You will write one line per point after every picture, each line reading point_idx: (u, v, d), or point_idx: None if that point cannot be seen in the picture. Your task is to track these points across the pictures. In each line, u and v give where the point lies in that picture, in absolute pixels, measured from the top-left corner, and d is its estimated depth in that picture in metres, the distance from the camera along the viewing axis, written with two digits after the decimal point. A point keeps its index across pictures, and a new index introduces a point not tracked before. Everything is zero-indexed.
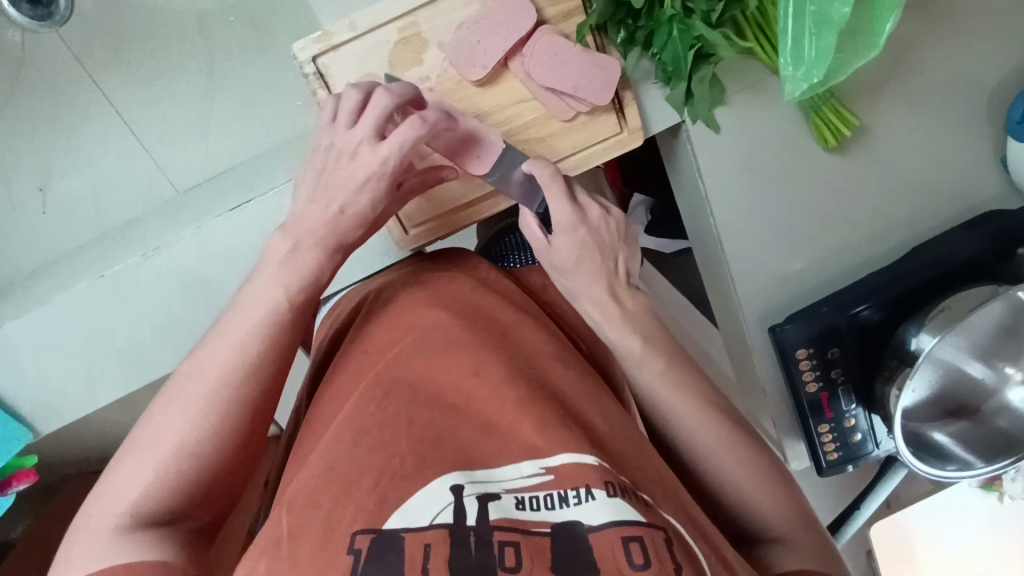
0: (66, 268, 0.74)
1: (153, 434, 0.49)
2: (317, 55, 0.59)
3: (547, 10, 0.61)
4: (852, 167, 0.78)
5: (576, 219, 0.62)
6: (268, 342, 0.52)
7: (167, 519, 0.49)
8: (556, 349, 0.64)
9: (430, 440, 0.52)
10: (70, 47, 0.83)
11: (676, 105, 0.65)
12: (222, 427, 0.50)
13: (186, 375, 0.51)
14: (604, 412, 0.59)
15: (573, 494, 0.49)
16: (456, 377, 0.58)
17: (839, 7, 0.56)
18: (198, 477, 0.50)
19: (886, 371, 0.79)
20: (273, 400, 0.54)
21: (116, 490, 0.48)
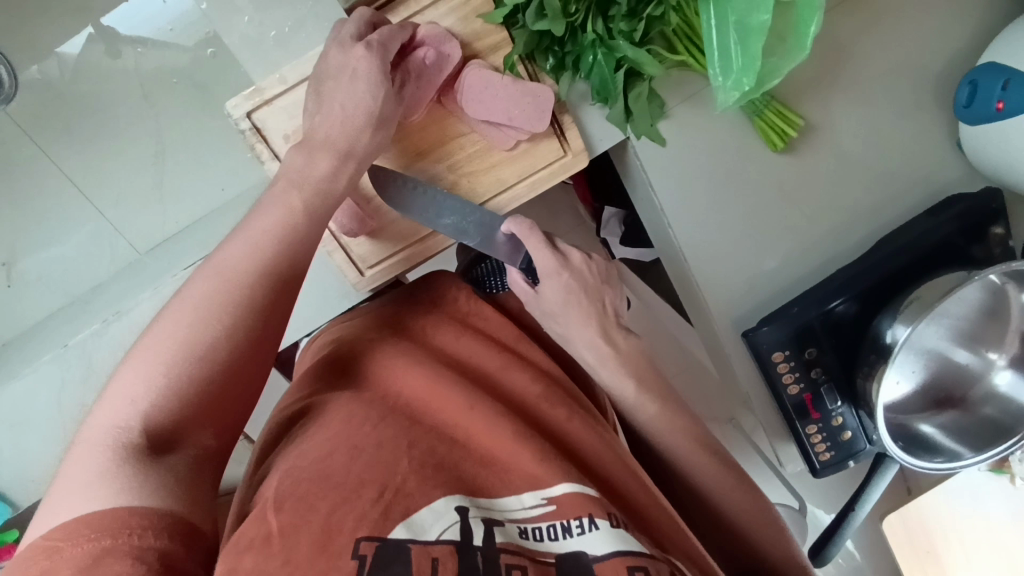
0: (35, 342, 0.74)
1: (158, 338, 0.44)
2: (251, 111, 0.60)
3: (476, 44, 0.61)
4: (809, 164, 0.77)
5: (559, 265, 0.61)
6: (282, 251, 0.50)
7: (174, 433, 0.42)
8: (543, 391, 0.62)
9: (431, 463, 0.52)
10: (20, 123, 0.84)
11: (618, 123, 0.66)
12: (235, 330, 0.46)
13: (199, 278, 0.48)
14: (603, 446, 0.59)
15: (576, 523, 0.50)
16: (451, 414, 0.58)
17: (759, 15, 0.55)
18: (210, 386, 0.44)
19: (866, 366, 0.77)
20: (280, 324, 0.50)
21: (109, 405, 0.42)
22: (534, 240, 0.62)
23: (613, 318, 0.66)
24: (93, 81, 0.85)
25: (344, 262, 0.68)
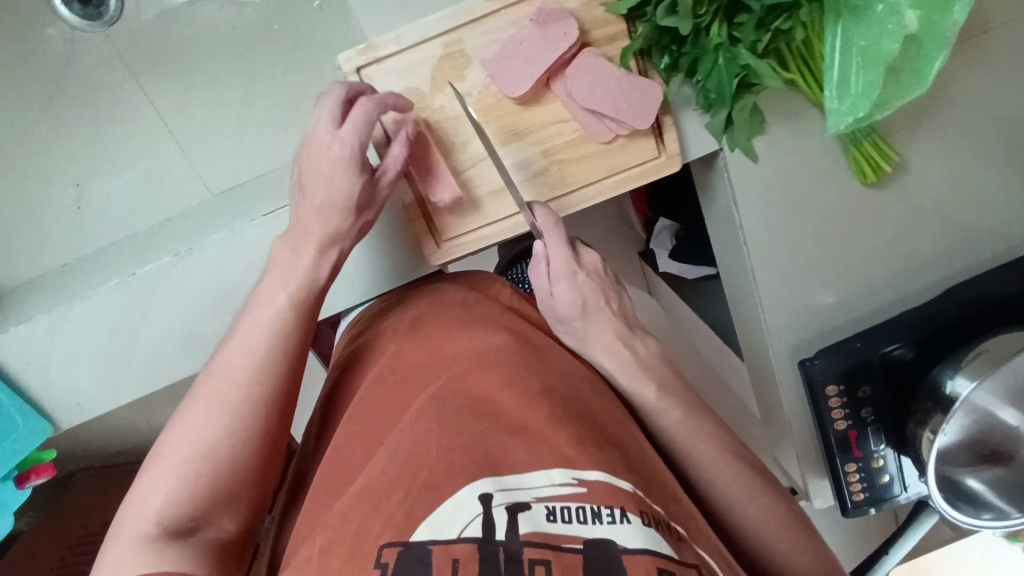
0: (98, 267, 0.74)
1: (174, 442, 0.54)
2: (361, 67, 0.60)
3: (593, 32, 0.61)
4: (892, 204, 0.76)
5: (571, 264, 0.63)
6: (276, 347, 0.57)
7: (190, 525, 0.52)
8: (587, 374, 0.64)
9: (460, 445, 0.51)
10: (119, 49, 0.82)
11: (716, 132, 0.65)
12: (239, 426, 0.55)
13: (203, 382, 0.56)
14: (634, 440, 0.58)
15: (606, 512, 0.46)
16: (489, 389, 0.58)
17: (888, 44, 0.55)
18: (220, 479, 0.53)
19: (919, 412, 0.76)
20: (282, 408, 0.58)
21: (143, 499, 0.52)
22: (554, 239, 0.63)
23: (627, 322, 0.68)
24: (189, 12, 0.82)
25: (424, 231, 0.66)
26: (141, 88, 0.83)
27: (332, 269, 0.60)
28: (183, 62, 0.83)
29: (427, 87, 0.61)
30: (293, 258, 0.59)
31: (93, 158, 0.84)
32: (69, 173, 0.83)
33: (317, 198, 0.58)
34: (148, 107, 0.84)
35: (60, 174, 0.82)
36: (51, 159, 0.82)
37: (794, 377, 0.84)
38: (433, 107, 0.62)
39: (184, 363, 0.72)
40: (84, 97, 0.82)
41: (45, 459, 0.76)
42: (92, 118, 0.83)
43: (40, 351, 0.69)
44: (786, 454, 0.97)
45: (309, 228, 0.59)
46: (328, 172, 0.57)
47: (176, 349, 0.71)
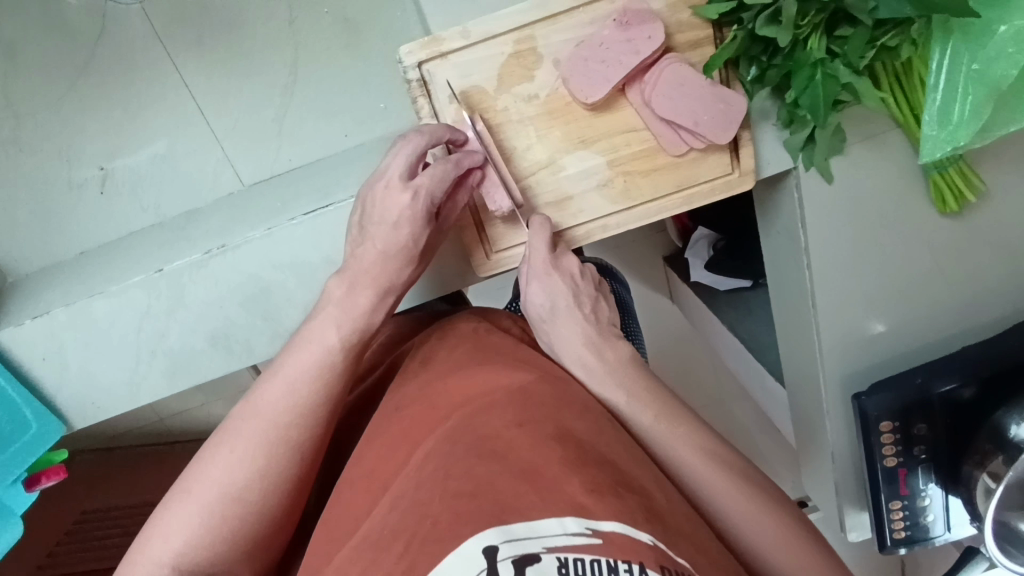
0: (123, 258, 0.69)
1: (200, 479, 0.51)
2: (423, 61, 0.55)
3: (676, 36, 0.56)
4: (966, 236, 0.71)
5: (548, 264, 0.60)
6: (320, 387, 0.54)
7: (206, 571, 0.49)
8: (605, 412, 0.57)
9: (463, 493, 0.46)
10: (154, 25, 0.75)
11: (793, 150, 0.61)
12: (271, 471, 0.51)
13: (240, 415, 0.53)
14: (661, 484, 0.51)
15: (624, 567, 0.41)
16: (498, 428, 0.52)
17: (1004, 67, 0.51)
18: (244, 527, 0.50)
19: (976, 454, 0.73)
20: (315, 448, 0.54)
21: (163, 537, 0.49)
22: (539, 238, 0.59)
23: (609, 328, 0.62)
24: None
25: (474, 241, 0.62)
26: (176, 68, 0.77)
27: (385, 286, 0.56)
28: (226, 39, 0.76)
29: (492, 86, 0.56)
30: (353, 281, 0.55)
31: (118, 138, 0.78)
32: (95, 154, 0.78)
33: (374, 206, 0.53)
34: (182, 87, 0.77)
35: (86, 154, 0.77)
36: (78, 139, 0.77)
37: (841, 409, 0.80)
38: (496, 109, 0.57)
39: (211, 365, 0.67)
40: (114, 74, 0.75)
41: (56, 460, 0.72)
42: (123, 96, 0.77)
43: (57, 344, 0.64)
44: (821, 483, 0.94)
45: (371, 237, 0.54)
46: (382, 178, 0.53)
47: (203, 352, 0.66)
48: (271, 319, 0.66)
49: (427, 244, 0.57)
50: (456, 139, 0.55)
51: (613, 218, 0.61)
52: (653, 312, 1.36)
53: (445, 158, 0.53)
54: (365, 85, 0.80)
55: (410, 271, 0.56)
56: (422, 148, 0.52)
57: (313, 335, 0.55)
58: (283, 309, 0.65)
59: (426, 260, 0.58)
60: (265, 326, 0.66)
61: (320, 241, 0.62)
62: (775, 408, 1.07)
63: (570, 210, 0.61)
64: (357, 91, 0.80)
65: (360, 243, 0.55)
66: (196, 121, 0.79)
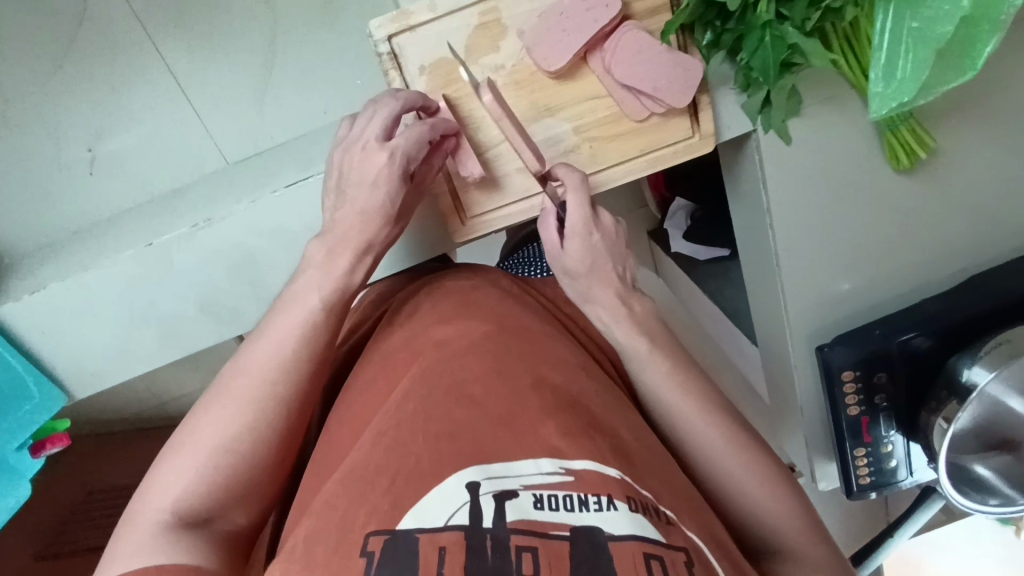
0: (113, 234, 0.72)
1: (193, 435, 0.53)
2: (393, 35, 0.57)
3: (635, 4, 0.58)
4: (925, 194, 0.74)
5: (589, 223, 0.60)
6: (306, 344, 0.57)
7: (203, 517, 0.51)
8: (580, 363, 0.64)
9: (446, 434, 0.52)
10: (132, 4, 0.75)
11: (751, 113, 0.64)
12: (261, 423, 0.54)
13: (229, 375, 0.56)
14: (630, 426, 0.58)
15: (594, 500, 0.47)
16: (477, 376, 0.58)
17: (941, 26, 0.53)
18: (239, 475, 0.53)
19: (933, 401, 0.77)
20: (301, 404, 0.57)
21: (160, 489, 0.51)
22: (575, 197, 0.59)
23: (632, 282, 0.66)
24: None
25: (450, 208, 0.65)
26: (157, 49, 0.78)
27: (363, 246, 0.58)
28: (204, 18, 0.77)
29: (461, 57, 0.59)
30: (332, 246, 0.58)
31: (103, 117, 0.80)
32: (80, 135, 0.80)
33: (351, 169, 0.56)
34: (162, 65, 0.79)
35: (72, 136, 0.79)
36: (63, 121, 0.78)
37: (807, 363, 0.84)
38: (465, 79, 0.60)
39: (202, 331, 0.71)
40: (96, 53, 0.77)
41: (59, 428, 0.75)
42: (105, 74, 0.78)
43: (54, 315, 0.67)
44: (793, 436, 0.98)
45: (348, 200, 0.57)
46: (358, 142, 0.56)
47: (194, 318, 0.70)
48: (257, 286, 0.69)
49: (404, 205, 0.60)
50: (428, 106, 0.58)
51: (537, 200, 0.65)
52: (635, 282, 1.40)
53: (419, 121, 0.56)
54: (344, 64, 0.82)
55: (387, 232, 0.59)
56: (396, 111, 0.55)
57: (296, 296, 0.58)
58: (269, 278, 0.69)
59: (402, 222, 0.61)
60: (252, 293, 0.69)
61: (302, 211, 0.65)
62: (751, 368, 1.10)
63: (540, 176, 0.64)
64: (337, 70, 0.82)
65: (338, 206, 0.58)
66: (179, 100, 0.81)
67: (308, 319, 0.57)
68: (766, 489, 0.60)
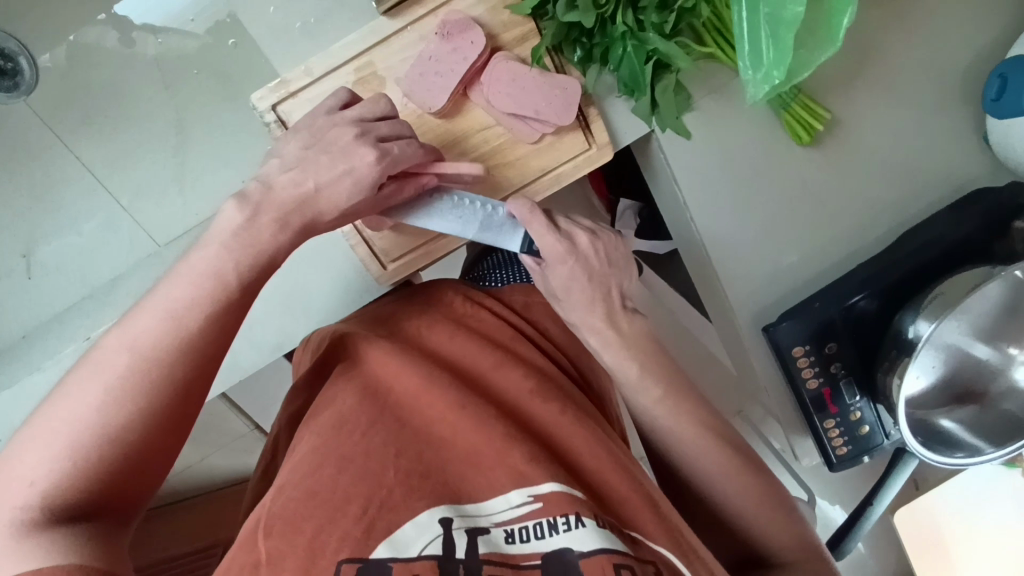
0: (59, 333, 0.75)
1: (59, 414, 0.41)
2: (276, 103, 0.59)
3: (503, 35, 0.60)
4: (829, 159, 0.76)
5: (564, 252, 0.62)
6: (208, 307, 0.46)
7: (78, 513, 0.41)
8: (535, 385, 0.63)
9: (417, 472, 0.53)
10: (40, 115, 0.81)
11: (643, 117, 0.65)
12: (149, 392, 0.43)
13: (106, 342, 0.44)
14: (592, 444, 0.59)
15: (562, 521, 0.50)
16: (443, 412, 0.59)
17: (792, 7, 0.55)
18: (126, 456, 0.42)
19: (886, 362, 0.77)
20: (205, 374, 0.45)
21: (17, 483, 0.40)
22: (536, 222, 0.61)
23: (618, 301, 0.67)
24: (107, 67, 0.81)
25: (367, 255, 0.68)
26: (72, 151, 0.82)
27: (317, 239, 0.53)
28: (111, 119, 0.82)
29: None
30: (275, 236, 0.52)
31: (37, 225, 0.84)
32: (16, 244, 0.83)
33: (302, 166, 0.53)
34: (79, 165, 0.83)
35: (8, 246, 0.83)
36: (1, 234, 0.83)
37: (760, 343, 0.84)
38: None
39: None
40: (19, 164, 0.82)
41: None
42: (28, 183, 0.82)
43: (9, 423, 0.69)
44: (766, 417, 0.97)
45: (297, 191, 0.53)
46: None
47: None
48: None
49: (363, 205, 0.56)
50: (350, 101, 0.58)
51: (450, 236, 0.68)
52: None
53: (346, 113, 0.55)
54: (240, 129, 0.83)
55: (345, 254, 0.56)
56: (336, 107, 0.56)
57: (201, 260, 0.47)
58: None
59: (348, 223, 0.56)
60: None
61: None
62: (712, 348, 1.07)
63: None
64: (241, 137, 0.84)
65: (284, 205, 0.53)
66: (101, 194, 0.84)
67: (219, 290, 0.46)
68: (719, 467, 0.65)
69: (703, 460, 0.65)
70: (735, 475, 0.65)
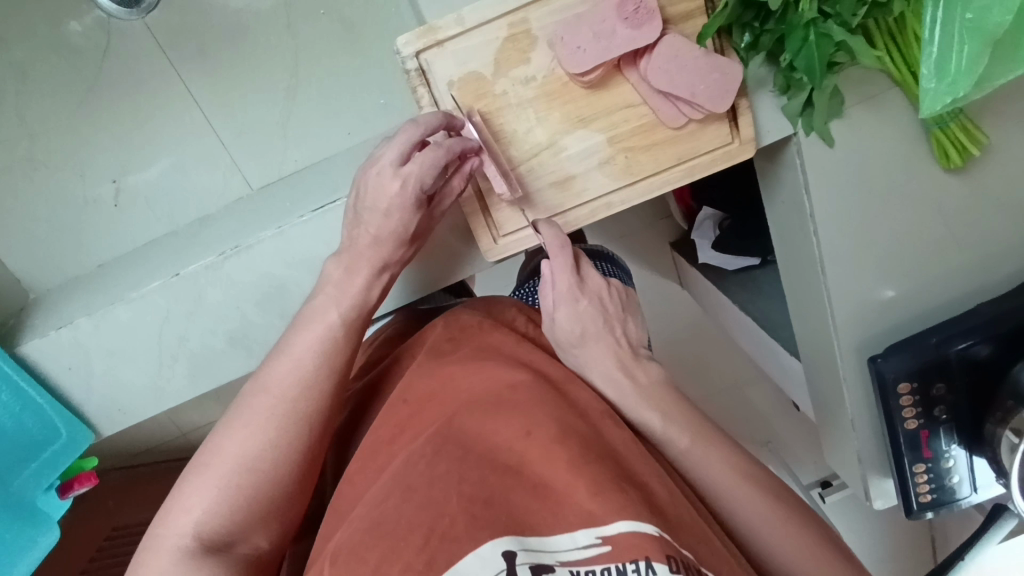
0: (141, 268, 0.71)
1: (219, 453, 0.55)
2: (420, 51, 0.56)
3: (669, 8, 0.57)
4: (969, 192, 0.70)
5: (575, 289, 0.60)
6: (327, 359, 0.59)
7: (226, 541, 0.53)
8: (608, 408, 0.57)
9: (480, 498, 0.46)
10: (157, 39, 0.84)
11: (793, 116, 0.61)
12: (290, 441, 0.56)
13: (252, 393, 0.57)
14: (660, 476, 0.52)
15: (632, 567, 0.43)
16: (504, 436, 0.51)
17: (998, 15, 0.51)
18: (260, 493, 0.54)
19: (999, 411, 0.72)
20: (324, 422, 0.59)
21: (184, 512, 0.53)
22: (561, 260, 0.60)
23: (631, 350, 0.64)
24: (229, 13, 0.84)
25: (480, 225, 0.63)
26: (182, 81, 0.86)
27: (379, 264, 0.60)
28: (223, 53, 0.85)
29: (490, 72, 0.58)
30: (349, 263, 0.60)
31: (131, 152, 0.86)
32: (109, 169, 0.86)
33: (366, 191, 0.57)
34: (190, 100, 0.86)
35: (101, 169, 0.86)
36: (93, 155, 0.85)
37: (858, 374, 0.80)
38: (494, 93, 0.58)
39: (229, 365, 0.69)
40: (129, 89, 0.84)
41: (87, 467, 0.74)
42: (131, 109, 0.85)
43: (82, 353, 0.66)
44: (841, 454, 0.93)
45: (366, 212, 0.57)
46: (376, 164, 0.56)
47: (224, 351, 0.68)
48: (284, 313, 0.67)
49: (418, 229, 0.61)
50: (453, 126, 0.58)
51: (571, 214, 0.62)
52: (664, 300, 1.33)
53: (439, 143, 0.56)
54: (359, 86, 0.88)
55: (401, 252, 0.61)
56: (417, 136, 0.55)
57: (316, 312, 0.59)
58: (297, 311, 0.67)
59: (416, 245, 0.63)
60: (279, 323, 0.67)
61: (330, 237, 0.64)
62: (793, 384, 1.06)
63: (575, 189, 0.62)
64: (359, 92, 0.88)
65: (355, 226, 0.59)
66: (204, 129, 0.87)
67: (326, 336, 0.59)
68: (794, 538, 0.55)
69: (775, 533, 0.55)
70: (820, 547, 0.55)
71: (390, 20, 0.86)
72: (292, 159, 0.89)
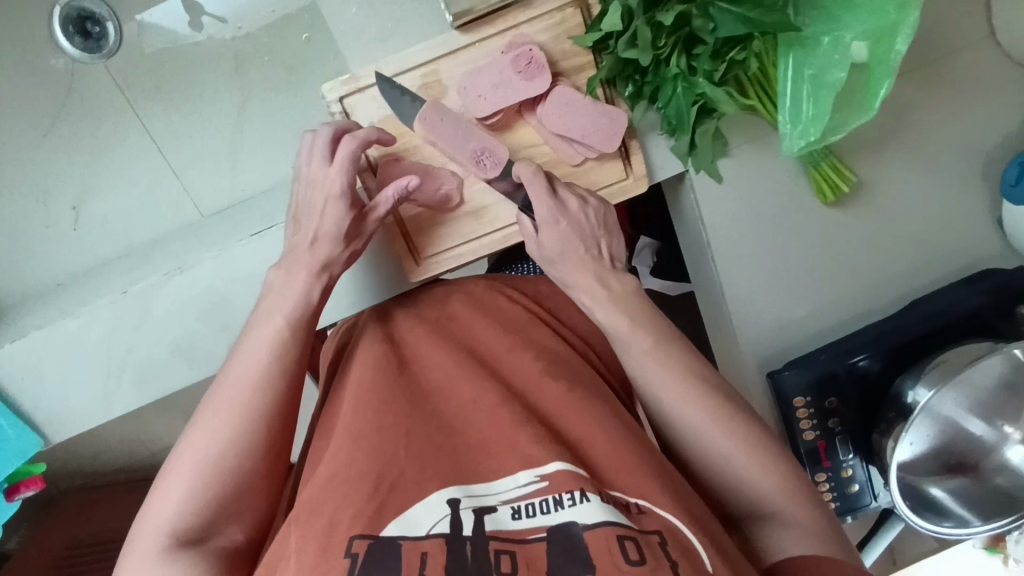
0: (98, 280, 0.79)
1: (187, 447, 0.54)
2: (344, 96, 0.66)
3: (562, 63, 0.65)
4: (850, 220, 0.78)
5: (554, 211, 0.62)
6: (278, 356, 0.58)
7: (199, 535, 0.52)
8: (543, 368, 0.60)
9: (432, 449, 0.52)
10: (115, 79, 0.93)
11: (680, 155, 0.67)
12: (252, 436, 0.55)
13: (212, 391, 0.57)
14: (600, 429, 0.54)
15: (567, 496, 0.47)
16: (456, 395, 0.58)
17: (835, 73, 0.60)
18: (231, 486, 0.54)
19: (883, 423, 0.76)
20: (285, 413, 0.57)
21: (160, 511, 0.52)
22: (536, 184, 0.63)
23: (610, 263, 0.64)
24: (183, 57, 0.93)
25: (405, 250, 0.70)
26: (139, 116, 0.94)
27: (318, 267, 0.62)
28: (177, 91, 0.94)
29: None
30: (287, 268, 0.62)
31: (90, 181, 0.94)
32: (68, 195, 0.93)
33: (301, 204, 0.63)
34: (145, 133, 0.94)
35: (61, 195, 0.92)
36: (54, 182, 0.92)
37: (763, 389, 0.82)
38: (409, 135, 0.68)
39: (169, 376, 0.73)
40: (87, 123, 0.92)
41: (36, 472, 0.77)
42: (90, 140, 0.93)
43: (35, 361, 0.72)
44: None
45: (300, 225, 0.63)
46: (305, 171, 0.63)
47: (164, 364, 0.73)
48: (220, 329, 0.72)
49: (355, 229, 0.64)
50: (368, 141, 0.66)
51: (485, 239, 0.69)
52: None
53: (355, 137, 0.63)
54: (300, 121, 0.95)
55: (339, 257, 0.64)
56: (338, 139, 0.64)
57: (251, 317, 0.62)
58: (236, 322, 0.72)
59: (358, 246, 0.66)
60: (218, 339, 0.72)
61: (263, 254, 0.70)
62: None
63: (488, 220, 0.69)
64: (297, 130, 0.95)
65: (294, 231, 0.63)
66: (158, 159, 0.95)
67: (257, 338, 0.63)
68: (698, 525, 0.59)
69: None
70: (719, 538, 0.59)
71: (329, 64, 0.95)
72: (241, 188, 0.95)
